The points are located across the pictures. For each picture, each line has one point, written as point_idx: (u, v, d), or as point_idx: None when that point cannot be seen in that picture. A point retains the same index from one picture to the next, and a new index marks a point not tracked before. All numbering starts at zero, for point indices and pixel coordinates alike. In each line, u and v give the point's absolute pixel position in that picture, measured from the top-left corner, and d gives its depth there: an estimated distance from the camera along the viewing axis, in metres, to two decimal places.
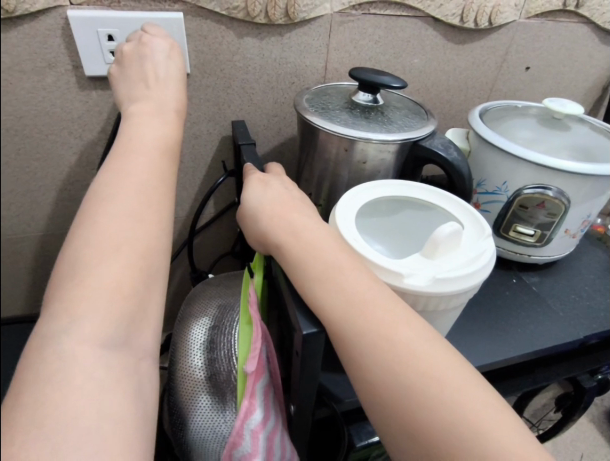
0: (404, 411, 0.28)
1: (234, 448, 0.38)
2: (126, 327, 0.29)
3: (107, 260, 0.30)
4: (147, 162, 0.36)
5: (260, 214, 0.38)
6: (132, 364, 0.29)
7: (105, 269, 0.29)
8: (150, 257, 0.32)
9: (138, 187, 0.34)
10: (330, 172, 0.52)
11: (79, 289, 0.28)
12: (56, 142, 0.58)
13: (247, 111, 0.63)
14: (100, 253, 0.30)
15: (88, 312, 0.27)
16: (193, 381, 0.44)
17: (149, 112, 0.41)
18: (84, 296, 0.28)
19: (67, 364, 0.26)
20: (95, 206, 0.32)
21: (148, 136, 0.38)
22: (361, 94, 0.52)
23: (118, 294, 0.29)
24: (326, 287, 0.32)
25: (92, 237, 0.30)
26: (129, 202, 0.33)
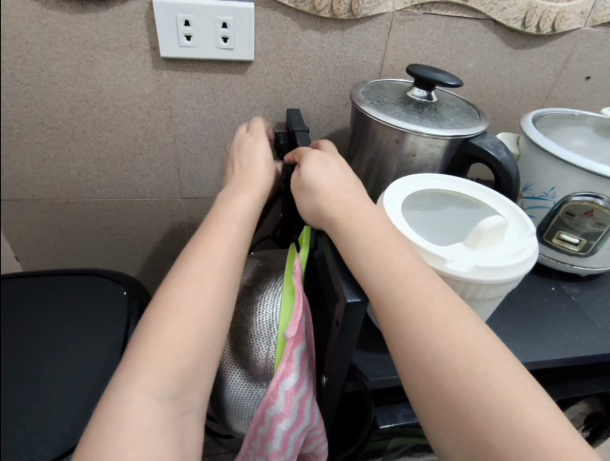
0: (439, 379, 0.30)
1: (267, 407, 0.40)
2: (176, 385, 0.32)
3: (171, 321, 0.34)
4: (223, 231, 0.41)
5: (315, 191, 0.41)
6: (176, 414, 0.32)
7: (168, 331, 0.33)
8: (209, 322, 0.35)
9: (211, 254, 0.38)
10: (378, 162, 0.55)
11: (146, 349, 0.32)
12: (128, 117, 0.63)
13: (303, 100, 0.66)
14: (167, 316, 0.34)
15: (147, 366, 0.32)
16: (231, 345, 0.47)
17: (235, 187, 0.47)
18: (152, 352, 0.32)
19: (124, 410, 0.30)
20: (176, 272, 0.37)
21: (237, 204, 0.44)
22: (416, 90, 0.53)
23: (177, 353, 0.33)
24: (372, 263, 0.35)
25: (166, 301, 0.35)
26: (202, 269, 0.37)
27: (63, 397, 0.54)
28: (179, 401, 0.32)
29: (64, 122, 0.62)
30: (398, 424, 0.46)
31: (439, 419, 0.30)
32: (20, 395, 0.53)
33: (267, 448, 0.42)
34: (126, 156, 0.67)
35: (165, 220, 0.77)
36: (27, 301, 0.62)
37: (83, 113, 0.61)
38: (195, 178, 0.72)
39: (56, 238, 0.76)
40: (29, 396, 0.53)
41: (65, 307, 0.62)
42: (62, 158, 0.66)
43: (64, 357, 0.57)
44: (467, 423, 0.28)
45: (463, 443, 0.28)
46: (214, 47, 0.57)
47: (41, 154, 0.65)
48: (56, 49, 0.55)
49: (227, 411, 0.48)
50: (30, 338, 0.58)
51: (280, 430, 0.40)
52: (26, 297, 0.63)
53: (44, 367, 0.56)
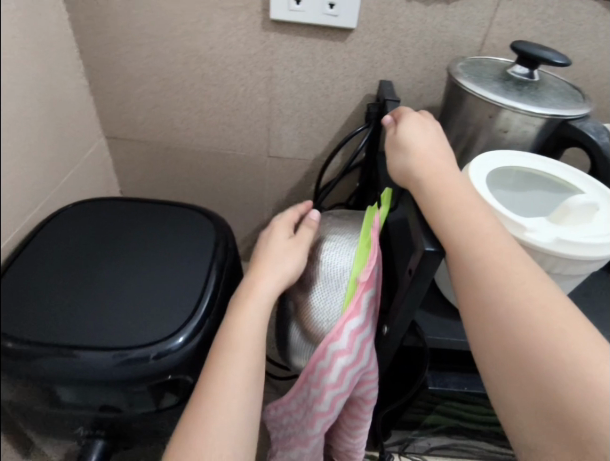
0: (514, 331, 0.32)
1: (331, 342, 0.44)
2: (240, 419, 0.39)
3: (233, 364, 0.41)
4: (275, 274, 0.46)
5: (408, 152, 0.43)
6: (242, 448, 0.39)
7: (233, 371, 0.40)
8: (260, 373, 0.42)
9: (261, 299, 0.44)
10: (466, 136, 0.55)
11: (214, 390, 0.39)
12: (232, 74, 0.69)
13: (397, 73, 0.68)
14: (229, 356, 0.41)
15: (215, 404, 0.39)
16: (299, 286, 0.50)
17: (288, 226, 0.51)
18: (218, 392, 0.39)
19: (202, 442, 0.37)
20: (231, 313, 0.44)
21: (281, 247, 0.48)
22: (518, 67, 0.53)
23: (241, 400, 0.40)
24: (455, 221, 0.37)
25: (230, 340, 0.42)
26: (252, 313, 0.43)
27: (155, 302, 0.51)
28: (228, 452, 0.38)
29: (178, 74, 0.69)
30: (446, 388, 0.50)
31: (506, 366, 0.33)
32: (125, 294, 0.51)
33: (323, 381, 0.45)
34: (225, 111, 0.74)
35: (249, 174, 0.83)
36: (129, 217, 0.61)
37: (195, 67, 0.68)
38: (283, 138, 0.77)
39: (154, 179, 0.85)
40: (123, 303, 0.50)
41: (132, 225, 0.59)
42: (171, 108, 0.74)
43: (169, 268, 0.54)
44: (537, 373, 0.31)
45: (531, 390, 0.31)
46: (321, 12, 0.60)
47: (154, 102, 0.73)
48: (181, 6, 0.61)
49: (288, 348, 0.52)
50: (135, 244, 0.56)
51: (339, 364, 0.44)
52: (128, 214, 0.61)
53: (149, 272, 0.53)
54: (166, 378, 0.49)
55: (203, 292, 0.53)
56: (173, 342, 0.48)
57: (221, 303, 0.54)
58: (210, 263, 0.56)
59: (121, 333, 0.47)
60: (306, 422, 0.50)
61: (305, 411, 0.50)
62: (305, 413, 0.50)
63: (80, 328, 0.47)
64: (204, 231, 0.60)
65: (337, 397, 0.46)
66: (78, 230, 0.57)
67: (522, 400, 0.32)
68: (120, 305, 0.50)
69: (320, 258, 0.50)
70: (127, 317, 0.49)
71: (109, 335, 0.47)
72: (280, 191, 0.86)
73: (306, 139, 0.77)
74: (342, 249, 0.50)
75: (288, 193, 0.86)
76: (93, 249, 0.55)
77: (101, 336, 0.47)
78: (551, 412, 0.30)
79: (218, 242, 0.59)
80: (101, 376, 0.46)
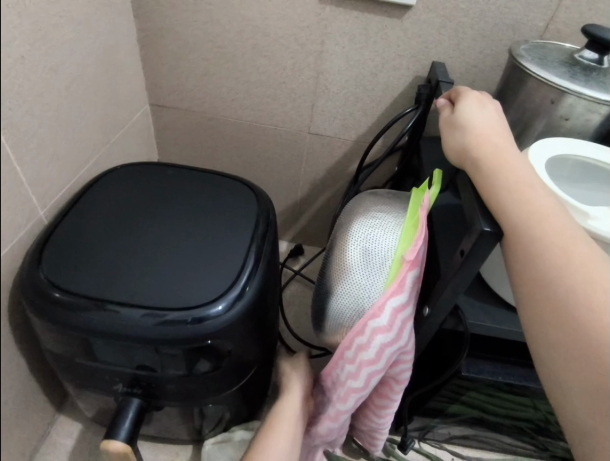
0: (571, 313, 0.31)
1: (372, 319, 0.44)
2: None
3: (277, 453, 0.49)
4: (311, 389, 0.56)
5: (466, 131, 0.42)
6: None
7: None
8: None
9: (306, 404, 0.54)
10: (522, 120, 0.53)
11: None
12: (283, 46, 0.68)
13: (451, 55, 0.66)
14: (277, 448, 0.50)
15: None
16: (339, 262, 0.50)
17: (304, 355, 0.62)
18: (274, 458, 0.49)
19: None
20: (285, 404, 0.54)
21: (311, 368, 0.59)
22: (587, 52, 0.50)
23: None
24: (515, 200, 0.35)
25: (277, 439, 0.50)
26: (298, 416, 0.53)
27: (194, 267, 0.51)
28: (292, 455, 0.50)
29: (228, 44, 0.69)
30: (480, 376, 0.50)
31: (563, 346, 0.32)
32: (164, 257, 0.51)
33: (361, 356, 0.46)
34: (271, 84, 0.73)
35: (288, 150, 0.83)
36: (174, 184, 0.61)
37: (246, 37, 0.68)
38: (326, 116, 0.76)
39: (194, 150, 0.86)
40: (163, 265, 0.50)
41: (178, 190, 0.60)
42: (217, 78, 0.74)
43: (210, 235, 0.54)
44: (595, 354, 0.30)
45: (588, 371, 0.31)
46: None
47: (202, 70, 0.73)
48: None
49: (323, 321, 0.52)
50: (178, 211, 0.57)
51: (378, 341, 0.45)
52: (173, 180, 0.62)
53: (190, 238, 0.54)
54: (203, 343, 0.48)
55: (244, 261, 0.52)
56: (211, 308, 0.47)
57: (262, 274, 0.53)
58: (252, 234, 0.55)
59: (158, 293, 0.48)
60: (337, 396, 0.51)
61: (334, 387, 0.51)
62: (336, 388, 0.51)
63: (121, 286, 0.48)
64: (247, 203, 0.60)
65: (373, 373, 0.47)
66: (124, 193, 0.58)
67: (578, 380, 0.31)
68: (160, 267, 0.50)
69: (363, 236, 0.49)
70: (166, 279, 0.49)
71: (147, 294, 0.47)
72: (317, 171, 0.86)
73: (349, 119, 0.76)
74: (386, 227, 0.49)
75: (325, 173, 0.86)
76: (141, 212, 0.56)
77: (139, 294, 0.47)
78: (608, 392, 0.30)
79: (260, 214, 0.59)
80: (137, 333, 0.46)
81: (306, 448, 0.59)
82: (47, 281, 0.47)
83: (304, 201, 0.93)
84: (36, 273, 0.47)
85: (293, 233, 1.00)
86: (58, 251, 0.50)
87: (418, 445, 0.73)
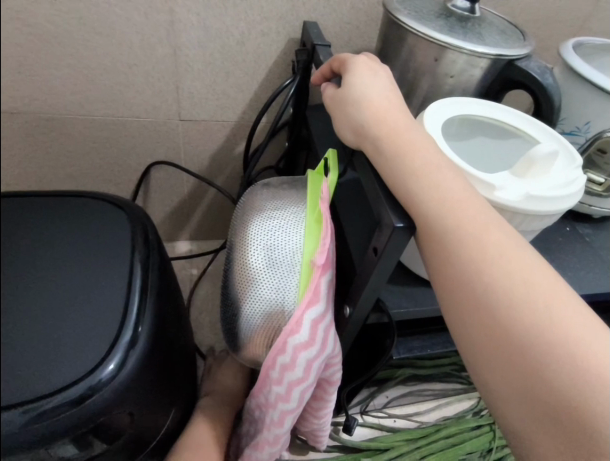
0: (491, 312, 0.28)
1: (291, 336, 0.39)
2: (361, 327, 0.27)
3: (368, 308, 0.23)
4: None
5: (359, 104, 0.36)
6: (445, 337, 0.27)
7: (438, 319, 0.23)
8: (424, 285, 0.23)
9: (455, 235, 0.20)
10: (408, 81, 0.50)
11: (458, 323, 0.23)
12: (120, 18, 0.54)
13: (322, 12, 0.59)
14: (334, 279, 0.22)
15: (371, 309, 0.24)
16: (239, 278, 0.42)
17: None
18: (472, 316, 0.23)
19: None
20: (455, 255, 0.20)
21: None
22: (458, 0, 0.47)
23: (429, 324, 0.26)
24: (422, 187, 0.31)
25: None
26: None
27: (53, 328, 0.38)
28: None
29: (43, 21, 0.53)
30: (411, 355, 0.49)
31: (483, 344, 0.29)
32: (21, 320, 0.37)
33: (288, 377, 0.41)
34: (117, 68, 0.59)
35: (161, 143, 0.71)
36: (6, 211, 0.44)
37: (67, 9, 0.52)
38: (196, 97, 0.65)
39: (37, 160, 0.69)
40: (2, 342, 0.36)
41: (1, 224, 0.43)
42: (42, 67, 0.57)
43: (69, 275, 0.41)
44: (516, 354, 0.27)
45: (514, 377, 0.27)
46: None
47: (16, 59, 0.56)
48: None
49: (238, 346, 0.45)
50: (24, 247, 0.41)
51: (303, 358, 0.40)
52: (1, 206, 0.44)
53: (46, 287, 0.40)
54: (100, 416, 0.39)
55: (128, 303, 0.42)
56: (103, 370, 0.38)
57: (154, 310, 0.44)
58: (132, 260, 0.45)
59: (7, 381, 0.35)
60: (271, 420, 0.46)
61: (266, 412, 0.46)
62: (267, 412, 0.46)
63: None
64: (114, 222, 0.48)
65: (305, 389, 0.42)
66: None
67: (503, 386, 0.28)
68: (18, 339, 0.36)
69: (262, 241, 0.42)
70: (14, 361, 0.36)
71: (10, 384, 0.35)
72: (201, 161, 0.75)
73: (224, 97, 0.66)
74: (285, 228, 0.42)
75: (209, 161, 0.75)
76: None
77: (4, 387, 0.35)
78: (536, 399, 0.26)
79: (135, 234, 0.48)
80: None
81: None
82: None
83: (194, 195, 0.82)
84: None
85: (191, 232, 0.90)
86: None
87: (362, 420, 0.72)
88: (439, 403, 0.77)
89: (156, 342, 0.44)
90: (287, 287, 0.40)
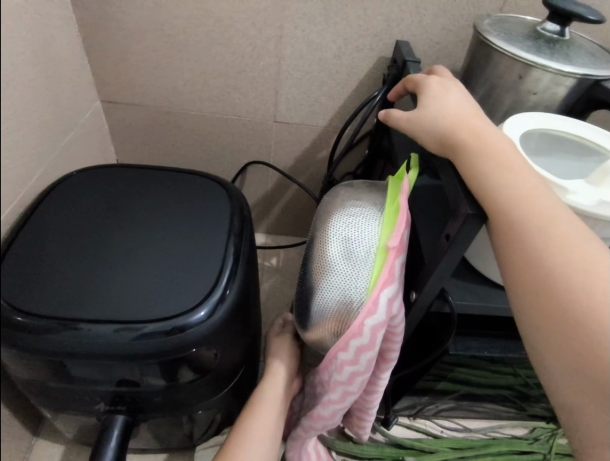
0: (552, 295, 0.31)
1: (369, 317, 0.43)
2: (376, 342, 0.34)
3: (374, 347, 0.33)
4: None
5: (438, 115, 0.41)
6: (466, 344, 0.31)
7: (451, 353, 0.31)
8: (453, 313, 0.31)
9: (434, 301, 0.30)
10: (492, 97, 0.53)
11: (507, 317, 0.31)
12: (240, 31, 0.64)
13: (414, 33, 0.65)
14: None
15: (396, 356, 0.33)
16: (319, 267, 0.47)
17: None
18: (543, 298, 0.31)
19: None
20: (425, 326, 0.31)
21: None
22: (548, 24, 0.50)
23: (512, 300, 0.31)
24: (494, 183, 0.35)
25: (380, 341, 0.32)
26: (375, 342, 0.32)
27: (165, 273, 0.48)
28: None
29: (180, 31, 0.64)
30: (468, 352, 0.51)
31: (543, 327, 0.31)
32: (144, 264, 0.48)
33: (362, 355, 0.45)
34: (230, 73, 0.69)
35: (255, 141, 0.80)
36: (137, 186, 0.58)
37: (199, 23, 0.63)
38: (290, 102, 0.74)
39: (153, 147, 0.81)
40: (131, 278, 0.47)
41: (138, 194, 0.56)
42: (171, 69, 0.69)
43: (180, 237, 0.52)
44: (574, 336, 0.30)
45: (570, 354, 0.30)
46: None
47: (154, 61, 0.68)
48: None
49: (310, 328, 0.50)
50: (144, 215, 0.54)
51: (379, 336, 0.44)
52: (137, 182, 0.58)
53: (165, 243, 0.51)
54: (188, 351, 0.47)
55: (222, 264, 0.50)
56: (193, 315, 0.45)
57: (242, 276, 0.52)
58: (228, 233, 0.53)
59: (127, 305, 0.45)
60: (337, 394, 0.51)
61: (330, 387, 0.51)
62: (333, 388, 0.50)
63: (98, 303, 0.44)
64: (218, 200, 0.57)
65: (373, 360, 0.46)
66: (85, 205, 0.54)
67: (560, 365, 0.31)
68: (141, 278, 0.47)
69: (342, 233, 0.46)
70: (135, 291, 0.46)
71: (131, 307, 0.45)
72: (286, 161, 0.83)
73: (315, 104, 0.74)
74: (363, 222, 0.47)
75: (293, 161, 0.83)
76: (101, 222, 0.52)
77: (128, 310, 0.44)
78: (591, 376, 0.29)
79: (233, 212, 0.56)
80: (116, 352, 0.44)
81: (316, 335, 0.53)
82: (6, 305, 0.43)
83: (276, 191, 0.90)
84: None
85: (267, 226, 0.98)
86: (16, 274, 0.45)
87: (409, 422, 0.75)
88: (491, 424, 0.76)
89: (240, 304, 0.51)
90: (362, 275, 0.44)
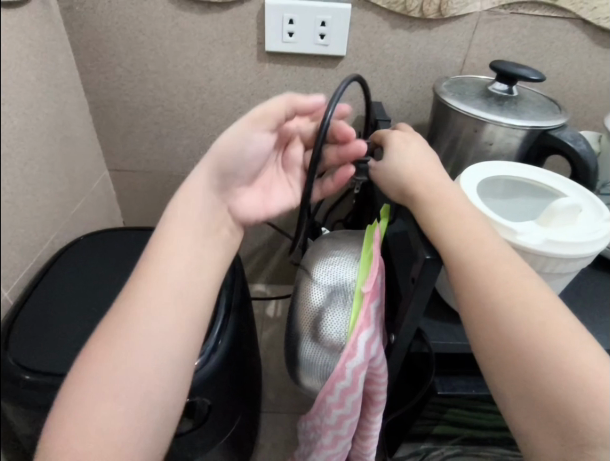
0: (498, 327, 0.35)
1: (349, 360, 0.45)
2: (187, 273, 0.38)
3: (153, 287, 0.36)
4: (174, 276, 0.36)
5: (397, 169, 0.45)
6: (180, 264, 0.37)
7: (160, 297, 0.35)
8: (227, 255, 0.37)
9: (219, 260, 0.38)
10: (455, 149, 0.59)
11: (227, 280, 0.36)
12: (230, 102, 0.72)
13: (385, 94, 0.72)
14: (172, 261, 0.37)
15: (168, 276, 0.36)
16: (305, 314, 0.51)
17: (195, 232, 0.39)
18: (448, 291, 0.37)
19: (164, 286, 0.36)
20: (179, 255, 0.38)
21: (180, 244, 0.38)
22: (497, 84, 0.57)
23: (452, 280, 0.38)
24: (445, 230, 0.39)
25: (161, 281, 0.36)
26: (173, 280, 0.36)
27: None
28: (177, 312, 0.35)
29: (178, 107, 0.73)
30: (455, 392, 0.52)
31: (494, 358, 0.35)
32: None
33: (347, 397, 0.47)
34: None
35: None
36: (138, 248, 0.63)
37: (195, 98, 0.72)
38: None
39: (157, 208, 0.88)
40: None
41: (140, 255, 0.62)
42: (172, 139, 0.77)
43: None
44: (519, 364, 0.33)
45: (516, 379, 0.33)
46: (312, 43, 0.65)
47: (156, 133, 0.76)
48: (181, 43, 0.66)
49: (301, 372, 0.53)
50: None
51: (361, 378, 0.46)
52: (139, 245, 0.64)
53: None
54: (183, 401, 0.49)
55: (214, 316, 0.54)
56: None
57: (234, 326, 0.55)
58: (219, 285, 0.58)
59: None
60: (330, 437, 0.52)
61: (323, 430, 0.52)
62: (325, 431, 0.52)
63: None
64: None
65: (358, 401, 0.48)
66: (94, 269, 0.59)
67: (511, 392, 0.34)
68: None
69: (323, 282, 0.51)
70: None
71: None
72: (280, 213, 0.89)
73: None
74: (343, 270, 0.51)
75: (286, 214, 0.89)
76: (106, 284, 0.57)
77: None
78: (536, 401, 0.32)
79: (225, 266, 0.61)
80: None
81: (256, 209, 0.44)
82: (16, 365, 0.47)
83: (272, 242, 0.95)
84: (6, 358, 0.47)
85: (267, 275, 1.02)
86: (21, 337, 0.49)
87: None
88: None
89: (232, 353, 0.54)
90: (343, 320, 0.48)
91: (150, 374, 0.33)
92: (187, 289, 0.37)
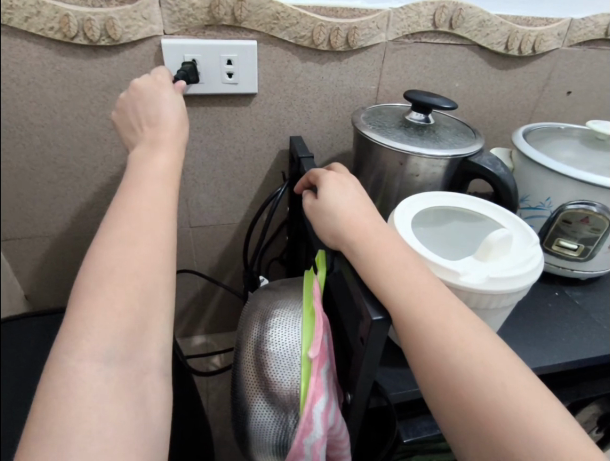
0: (458, 391, 0.32)
1: (305, 435, 0.40)
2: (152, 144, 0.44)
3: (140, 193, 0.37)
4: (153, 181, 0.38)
5: (334, 215, 0.42)
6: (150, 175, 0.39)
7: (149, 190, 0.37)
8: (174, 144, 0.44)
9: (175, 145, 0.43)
10: (383, 181, 0.57)
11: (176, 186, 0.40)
12: None
13: (305, 127, 0.69)
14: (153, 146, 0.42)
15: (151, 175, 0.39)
16: (251, 386, 0.46)
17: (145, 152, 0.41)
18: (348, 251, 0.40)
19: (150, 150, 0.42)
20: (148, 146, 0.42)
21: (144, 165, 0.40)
22: (414, 113, 0.57)
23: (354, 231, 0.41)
24: (390, 283, 0.36)
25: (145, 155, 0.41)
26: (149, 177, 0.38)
27: None
28: (172, 188, 0.39)
29: (75, 161, 0.64)
30: (420, 437, 0.49)
31: (457, 423, 0.32)
32: None
33: None
34: None
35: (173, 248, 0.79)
36: None
37: (94, 149, 0.64)
38: (203, 206, 0.74)
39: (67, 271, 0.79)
40: None
41: None
42: (73, 194, 0.68)
43: None
44: (483, 432, 0.30)
45: (482, 450, 0.30)
46: (220, 82, 0.60)
47: (53, 192, 0.67)
48: (68, 92, 0.57)
49: (255, 451, 0.47)
50: None
51: (322, 452, 0.41)
52: None
53: None
54: None
55: None
56: None
57: None
58: None
59: None
60: None
61: None
62: None
63: None
64: None
65: None
66: None
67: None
68: None
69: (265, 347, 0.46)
70: None
71: None
72: (210, 260, 0.83)
73: (227, 203, 0.75)
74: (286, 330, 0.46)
75: (217, 260, 0.83)
76: None
77: None
78: None
79: None
80: None
81: None
82: None
83: (205, 290, 0.88)
84: None
85: (205, 325, 0.95)
86: None
87: None
88: None
89: None
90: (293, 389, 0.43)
91: (155, 251, 0.33)
92: (167, 173, 0.40)
